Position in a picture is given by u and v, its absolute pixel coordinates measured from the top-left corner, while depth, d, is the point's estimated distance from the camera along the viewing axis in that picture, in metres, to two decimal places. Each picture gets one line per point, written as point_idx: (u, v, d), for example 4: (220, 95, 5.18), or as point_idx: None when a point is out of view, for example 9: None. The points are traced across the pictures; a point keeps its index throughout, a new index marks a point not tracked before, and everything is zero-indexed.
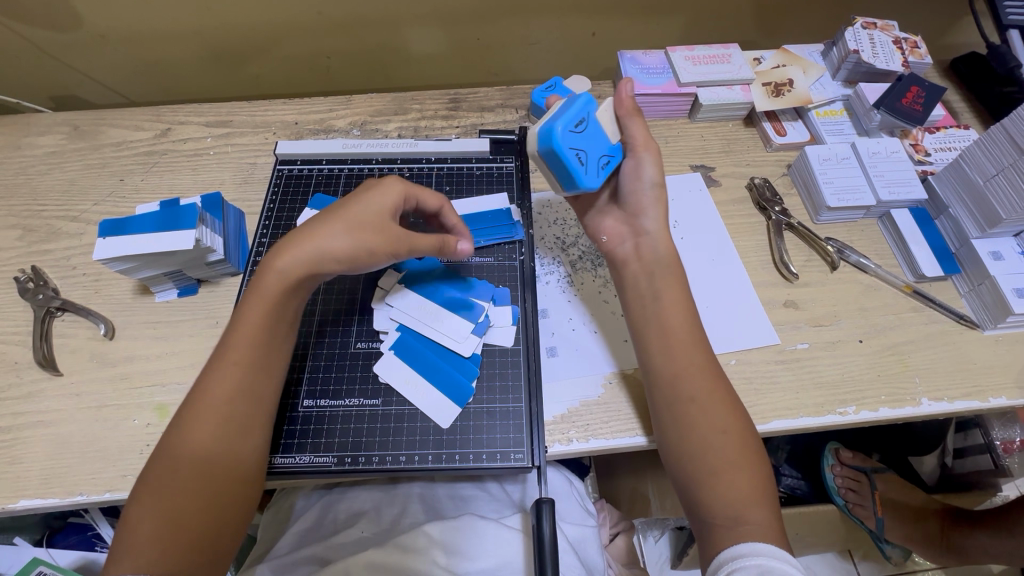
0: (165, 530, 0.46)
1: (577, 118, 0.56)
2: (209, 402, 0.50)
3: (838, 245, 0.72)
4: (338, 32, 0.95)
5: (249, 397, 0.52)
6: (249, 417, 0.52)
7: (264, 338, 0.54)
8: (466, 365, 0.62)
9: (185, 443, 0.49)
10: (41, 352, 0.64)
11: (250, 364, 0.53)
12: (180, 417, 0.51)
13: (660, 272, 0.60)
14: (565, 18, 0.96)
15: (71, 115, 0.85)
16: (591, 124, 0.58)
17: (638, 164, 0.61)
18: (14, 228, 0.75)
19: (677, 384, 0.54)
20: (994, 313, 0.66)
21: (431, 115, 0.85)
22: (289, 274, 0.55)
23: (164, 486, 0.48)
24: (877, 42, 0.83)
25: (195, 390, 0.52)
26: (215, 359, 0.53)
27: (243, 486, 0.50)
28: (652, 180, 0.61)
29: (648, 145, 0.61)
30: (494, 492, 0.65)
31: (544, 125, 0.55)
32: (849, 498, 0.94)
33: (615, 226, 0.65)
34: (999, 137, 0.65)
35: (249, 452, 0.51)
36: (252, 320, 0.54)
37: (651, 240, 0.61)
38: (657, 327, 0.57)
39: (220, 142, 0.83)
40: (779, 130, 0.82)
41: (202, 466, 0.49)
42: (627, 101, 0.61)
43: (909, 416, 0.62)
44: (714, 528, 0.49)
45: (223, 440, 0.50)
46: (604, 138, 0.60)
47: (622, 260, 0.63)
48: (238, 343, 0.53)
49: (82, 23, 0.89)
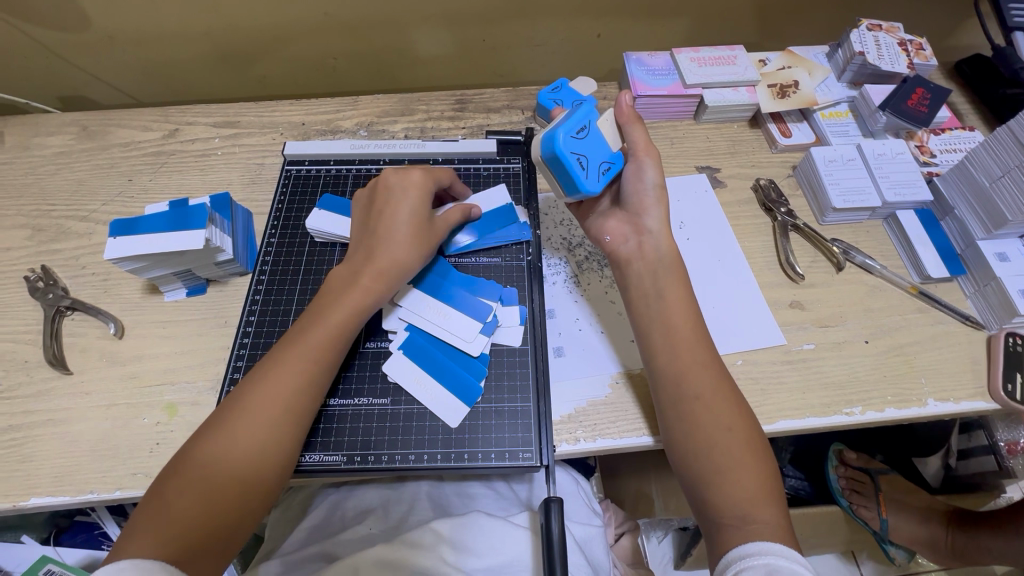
0: (201, 515, 0.46)
1: (577, 125, 0.58)
2: (275, 392, 0.51)
3: (843, 246, 0.72)
4: (344, 33, 0.95)
5: (313, 395, 0.53)
6: (307, 415, 0.53)
7: (339, 340, 0.56)
8: (474, 365, 0.62)
9: (242, 427, 0.50)
10: (51, 351, 0.64)
11: (324, 363, 0.55)
12: (240, 399, 0.51)
13: (664, 270, 0.60)
14: (570, 19, 0.96)
15: (80, 115, 0.86)
16: (591, 132, 0.60)
17: (640, 167, 0.62)
18: (23, 228, 0.76)
19: (682, 383, 0.54)
20: (1000, 314, 0.66)
21: (438, 116, 0.86)
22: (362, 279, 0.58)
23: (206, 466, 0.48)
24: (883, 43, 0.83)
25: (260, 375, 0.53)
26: (287, 350, 0.54)
27: (281, 481, 0.51)
28: (654, 182, 0.62)
29: (648, 150, 0.62)
30: (502, 491, 0.65)
31: (546, 133, 0.56)
32: (854, 500, 0.94)
33: (617, 226, 0.64)
34: (1005, 139, 0.65)
35: (295, 447, 0.52)
36: (329, 318, 0.56)
37: (654, 237, 0.61)
38: (661, 325, 0.57)
39: (228, 142, 0.84)
40: (784, 131, 0.83)
41: (251, 455, 0.49)
42: (627, 108, 0.63)
43: (914, 417, 0.62)
44: (722, 527, 0.49)
45: (277, 431, 0.51)
46: (605, 145, 0.61)
47: (626, 258, 0.62)
48: (318, 341, 0.55)
49: (91, 25, 0.89)
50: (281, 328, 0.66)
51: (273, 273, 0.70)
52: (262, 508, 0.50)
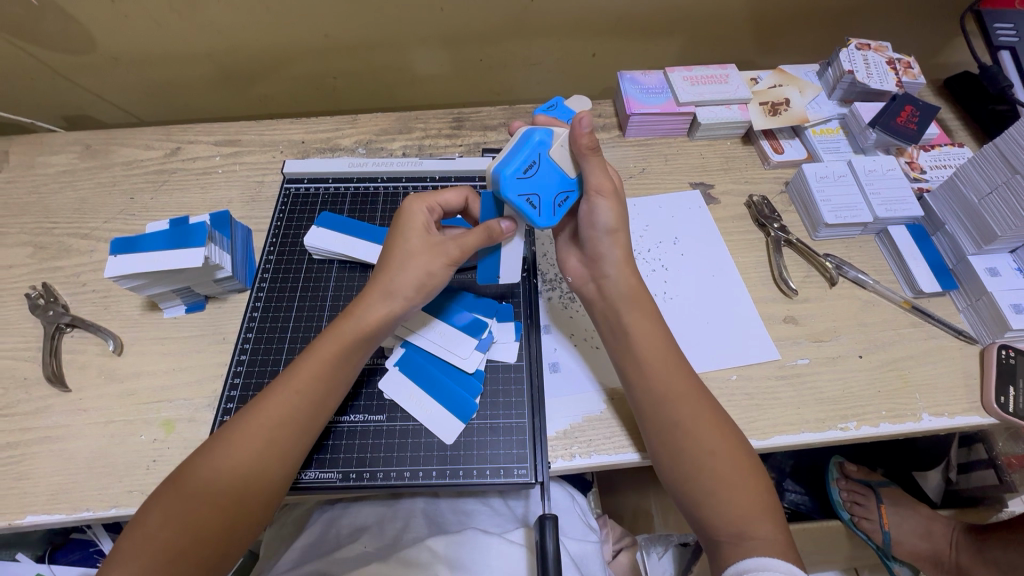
0: (181, 544, 0.46)
1: (525, 163, 0.54)
2: (264, 426, 0.51)
3: (836, 261, 0.73)
4: (345, 54, 0.97)
5: (301, 427, 0.53)
6: (295, 449, 0.52)
7: (329, 371, 0.55)
8: (469, 382, 0.63)
9: (225, 456, 0.50)
10: (50, 368, 0.65)
11: (312, 395, 0.54)
12: (229, 428, 0.51)
13: (624, 310, 0.60)
14: (565, 40, 0.98)
15: (83, 134, 0.87)
16: (544, 165, 0.56)
17: (593, 208, 0.59)
18: (25, 246, 0.77)
19: (660, 413, 0.55)
20: (992, 328, 0.67)
21: (435, 134, 0.87)
22: (360, 311, 0.57)
23: (191, 496, 0.48)
24: (871, 62, 0.84)
25: (251, 405, 0.53)
26: (279, 380, 0.54)
27: (266, 513, 0.51)
28: (607, 225, 0.60)
29: (605, 188, 0.58)
30: (497, 507, 0.65)
31: (494, 169, 0.53)
32: (856, 512, 0.93)
33: (577, 267, 0.65)
34: (993, 157, 0.67)
35: (283, 480, 0.52)
36: (324, 351, 0.55)
37: (611, 282, 0.61)
38: (631, 362, 0.58)
39: (228, 160, 0.85)
40: (777, 148, 0.84)
41: (234, 485, 0.49)
42: (584, 138, 0.55)
43: (909, 432, 0.62)
44: (721, 544, 0.50)
45: (262, 462, 0.50)
46: (557, 178, 0.57)
47: (587, 301, 0.64)
48: (307, 372, 0.54)
49: (96, 46, 0.91)
50: (279, 346, 0.66)
51: (272, 289, 0.71)
52: (245, 539, 0.49)
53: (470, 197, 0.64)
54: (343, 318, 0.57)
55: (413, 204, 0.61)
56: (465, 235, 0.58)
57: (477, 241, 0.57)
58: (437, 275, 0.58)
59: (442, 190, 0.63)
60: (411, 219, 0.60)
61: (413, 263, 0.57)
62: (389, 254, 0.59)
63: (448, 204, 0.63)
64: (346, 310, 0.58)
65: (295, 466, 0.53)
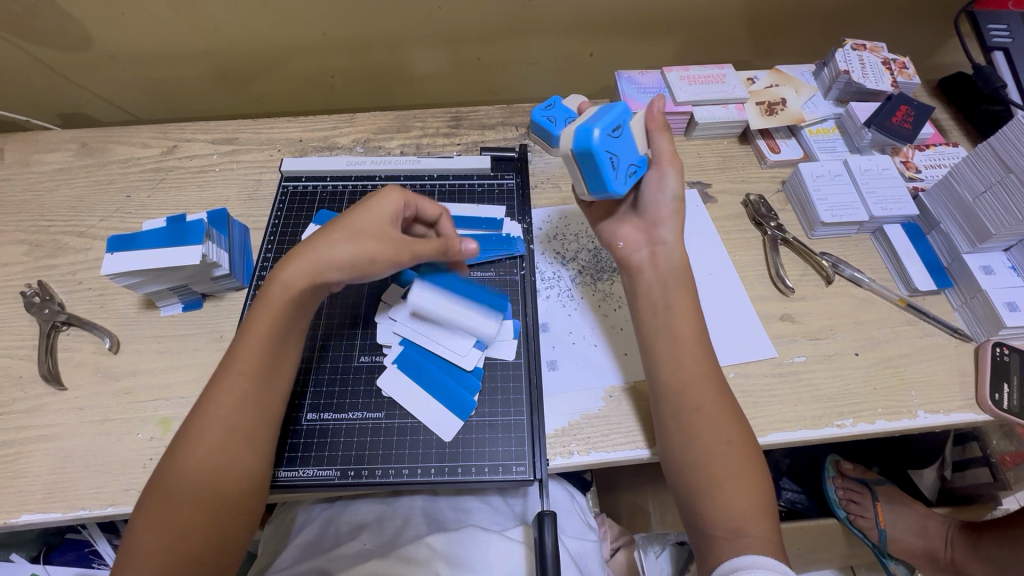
0: (171, 544, 0.46)
1: (615, 123, 0.57)
2: (216, 415, 0.51)
3: (832, 260, 0.74)
4: (342, 52, 0.97)
5: (253, 409, 0.52)
6: (254, 430, 0.52)
7: (269, 342, 0.54)
8: (468, 379, 0.63)
9: (192, 454, 0.49)
10: (46, 366, 0.64)
11: (256, 370, 0.53)
12: (184, 430, 0.51)
13: (673, 282, 0.60)
14: (563, 39, 0.98)
15: (79, 132, 0.87)
16: (625, 131, 0.59)
17: (661, 176, 0.62)
18: (20, 244, 0.76)
19: (684, 393, 0.55)
20: (987, 326, 0.67)
21: (433, 132, 0.87)
22: (289, 284, 0.56)
23: (169, 500, 0.48)
24: (867, 63, 0.85)
25: (199, 402, 0.52)
26: (222, 367, 0.54)
27: (249, 496, 0.51)
28: (674, 194, 0.62)
29: (673, 160, 0.62)
30: (495, 506, 0.65)
31: (582, 125, 0.55)
32: (851, 510, 0.93)
33: (632, 233, 0.65)
34: (986, 155, 0.67)
35: (253, 462, 0.51)
36: (256, 328, 0.55)
37: (667, 249, 0.62)
38: (668, 336, 0.58)
39: (225, 159, 0.85)
40: (773, 147, 0.85)
41: (207, 477, 0.49)
42: (656, 116, 0.63)
43: (905, 429, 0.63)
44: (716, 540, 0.50)
45: (225, 448, 0.50)
46: (633, 150, 0.60)
47: (636, 267, 0.63)
48: (245, 353, 0.54)
49: (93, 44, 0.91)
50: None
51: None
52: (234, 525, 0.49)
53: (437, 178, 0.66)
54: (270, 292, 0.56)
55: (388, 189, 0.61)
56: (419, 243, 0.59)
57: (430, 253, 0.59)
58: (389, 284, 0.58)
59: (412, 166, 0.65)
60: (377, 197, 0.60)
61: (360, 245, 0.57)
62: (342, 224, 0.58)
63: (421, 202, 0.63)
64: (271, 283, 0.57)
65: (263, 448, 0.53)
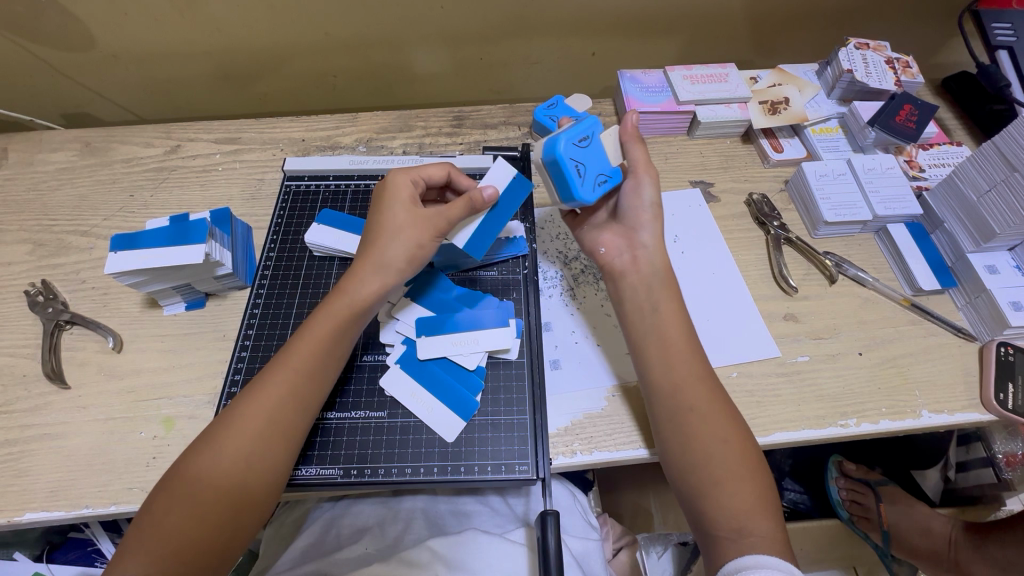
0: (188, 530, 0.46)
1: (581, 134, 0.60)
2: (263, 407, 0.51)
3: (836, 259, 0.73)
4: (343, 51, 0.97)
5: (299, 406, 0.53)
6: (294, 428, 0.53)
7: (326, 348, 0.55)
8: (470, 379, 0.63)
9: (227, 442, 0.49)
10: (49, 365, 0.64)
11: (310, 373, 0.54)
12: (227, 415, 0.51)
13: (659, 283, 0.61)
14: (565, 38, 0.98)
15: (82, 132, 0.87)
16: (594, 143, 0.61)
17: (638, 184, 0.63)
18: (24, 243, 0.76)
19: (677, 394, 0.55)
20: (991, 325, 0.67)
21: (435, 132, 0.87)
22: (354, 288, 0.57)
23: (196, 483, 0.48)
24: (870, 62, 0.85)
25: (248, 389, 0.53)
26: (275, 362, 0.54)
27: (271, 493, 0.51)
28: (652, 201, 0.63)
29: (648, 169, 0.64)
30: (497, 506, 0.65)
31: (549, 137, 0.58)
32: (855, 512, 0.95)
33: (612, 238, 0.66)
34: (991, 154, 0.67)
35: (284, 463, 0.52)
36: (320, 326, 0.56)
37: (648, 253, 0.63)
38: (657, 338, 0.58)
39: (228, 158, 0.85)
40: (777, 146, 0.84)
41: (238, 469, 0.49)
42: (630, 128, 0.65)
43: (909, 428, 0.62)
44: (720, 540, 0.49)
45: (264, 444, 0.50)
46: (603, 160, 0.62)
47: (619, 271, 0.64)
48: (304, 350, 0.55)
49: (96, 44, 0.91)
50: (278, 343, 0.66)
51: (272, 286, 0.71)
52: (253, 524, 0.50)
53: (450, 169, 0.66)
54: (335, 296, 0.58)
55: (396, 179, 0.63)
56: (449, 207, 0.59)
57: (461, 215, 0.59)
58: (427, 249, 0.59)
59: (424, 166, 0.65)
60: (397, 194, 0.62)
61: (405, 238, 0.58)
62: (375, 230, 0.60)
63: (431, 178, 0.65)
64: (336, 288, 0.58)
65: (296, 446, 0.53)
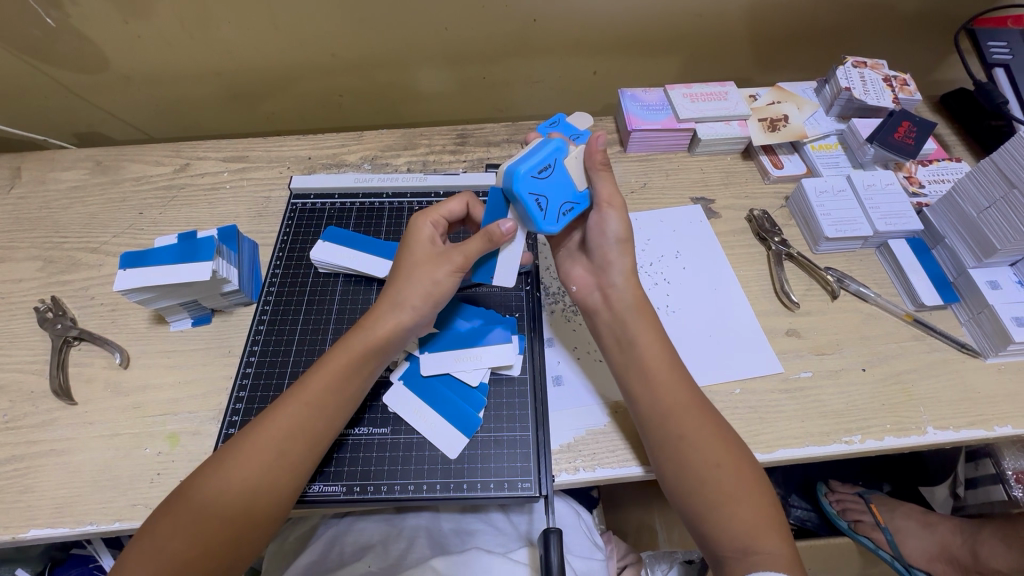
0: (190, 554, 0.47)
1: (542, 164, 0.57)
2: (271, 438, 0.51)
3: (837, 274, 0.74)
4: (349, 71, 0.99)
5: (309, 440, 0.53)
6: (304, 462, 0.52)
7: (339, 385, 0.55)
8: (473, 396, 0.63)
9: (233, 469, 0.50)
10: (57, 381, 0.65)
11: (322, 410, 0.54)
12: (236, 442, 0.52)
13: (630, 319, 0.60)
14: (566, 58, 1.00)
15: (93, 151, 0.89)
16: (557, 171, 0.58)
17: (603, 219, 0.61)
18: (35, 260, 0.78)
19: (666, 422, 0.55)
20: (994, 342, 0.67)
21: (440, 149, 0.89)
22: (370, 326, 0.57)
23: (201, 508, 0.48)
24: (868, 79, 0.86)
25: (260, 418, 0.53)
26: (287, 393, 0.55)
27: (274, 522, 0.51)
28: (617, 236, 0.61)
29: (614, 202, 0.60)
30: (501, 526, 0.64)
31: (507, 166, 0.56)
32: (850, 518, 0.91)
33: (583, 275, 0.66)
34: (990, 171, 0.68)
35: (291, 495, 0.52)
36: (334, 362, 0.56)
37: (617, 291, 0.61)
38: (638, 371, 0.58)
39: (236, 176, 0.86)
40: (776, 163, 0.85)
41: (242, 497, 0.49)
42: (598, 154, 0.58)
43: (913, 446, 0.62)
44: (726, 560, 0.49)
45: (270, 475, 0.50)
46: (568, 187, 0.59)
47: (592, 309, 0.64)
48: (317, 384, 0.55)
49: (108, 65, 0.94)
50: (283, 361, 0.67)
51: (278, 303, 0.71)
52: (250, 552, 0.50)
53: (471, 203, 0.67)
54: (353, 334, 0.58)
55: (417, 222, 0.63)
56: (466, 241, 0.58)
57: (479, 247, 0.57)
58: (444, 283, 0.58)
59: (443, 202, 0.65)
60: (416, 235, 0.62)
61: (420, 274, 0.58)
62: (398, 268, 0.60)
63: (452, 214, 0.65)
64: (354, 326, 0.59)
65: (304, 478, 0.53)
